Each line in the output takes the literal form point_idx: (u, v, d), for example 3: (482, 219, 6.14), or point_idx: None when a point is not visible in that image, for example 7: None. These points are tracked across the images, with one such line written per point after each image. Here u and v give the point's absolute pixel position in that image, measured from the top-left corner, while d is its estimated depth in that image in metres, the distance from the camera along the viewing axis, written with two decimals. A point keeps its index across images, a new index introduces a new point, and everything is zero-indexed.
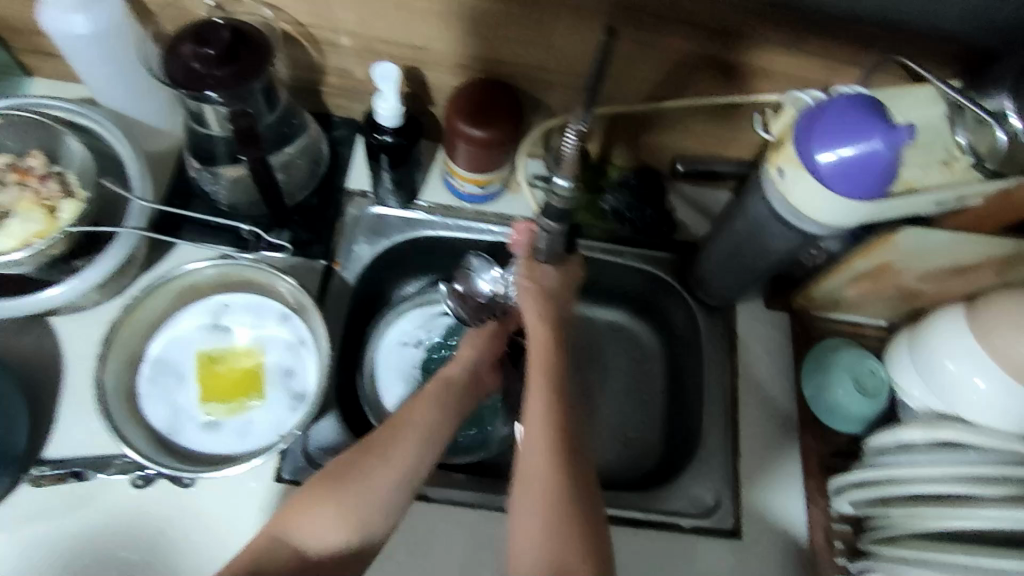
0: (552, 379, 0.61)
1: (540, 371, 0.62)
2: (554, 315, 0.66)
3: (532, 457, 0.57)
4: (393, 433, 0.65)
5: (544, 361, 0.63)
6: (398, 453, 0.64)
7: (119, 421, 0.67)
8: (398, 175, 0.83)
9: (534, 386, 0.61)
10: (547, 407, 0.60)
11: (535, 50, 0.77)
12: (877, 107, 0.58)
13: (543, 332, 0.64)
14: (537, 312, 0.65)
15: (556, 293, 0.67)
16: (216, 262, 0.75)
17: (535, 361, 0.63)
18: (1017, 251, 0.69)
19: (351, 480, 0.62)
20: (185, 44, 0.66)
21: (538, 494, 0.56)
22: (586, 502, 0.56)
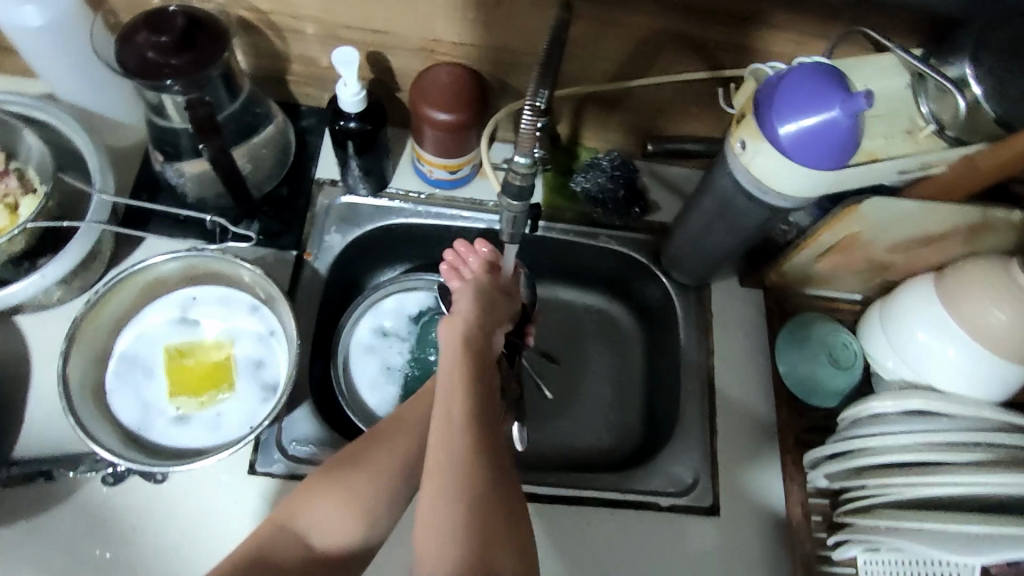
0: (469, 381, 0.59)
1: (457, 374, 0.60)
2: (481, 315, 0.67)
3: (441, 454, 0.54)
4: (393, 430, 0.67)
5: (461, 365, 0.61)
6: (400, 446, 0.66)
7: (85, 417, 0.67)
8: (365, 162, 0.82)
9: (449, 389, 0.59)
10: (463, 406, 0.57)
11: (499, 31, 0.76)
12: (837, 75, 0.57)
13: (464, 332, 0.64)
14: (462, 315, 0.66)
15: (487, 296, 0.70)
16: (180, 255, 0.73)
17: (452, 365, 0.61)
18: (980, 219, 0.69)
19: (355, 472, 0.64)
20: (139, 33, 0.65)
21: (445, 492, 0.52)
22: (498, 503, 0.53)
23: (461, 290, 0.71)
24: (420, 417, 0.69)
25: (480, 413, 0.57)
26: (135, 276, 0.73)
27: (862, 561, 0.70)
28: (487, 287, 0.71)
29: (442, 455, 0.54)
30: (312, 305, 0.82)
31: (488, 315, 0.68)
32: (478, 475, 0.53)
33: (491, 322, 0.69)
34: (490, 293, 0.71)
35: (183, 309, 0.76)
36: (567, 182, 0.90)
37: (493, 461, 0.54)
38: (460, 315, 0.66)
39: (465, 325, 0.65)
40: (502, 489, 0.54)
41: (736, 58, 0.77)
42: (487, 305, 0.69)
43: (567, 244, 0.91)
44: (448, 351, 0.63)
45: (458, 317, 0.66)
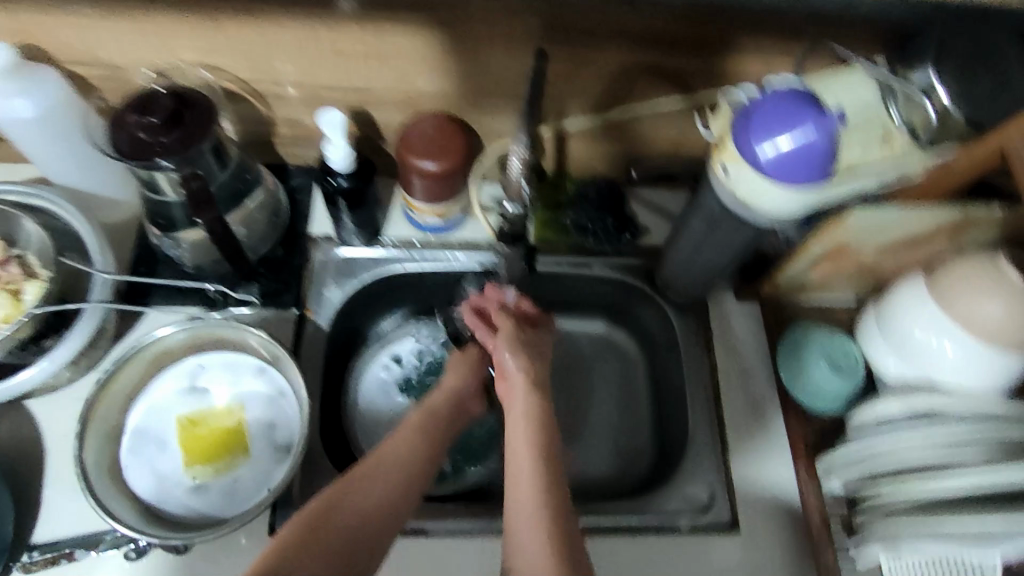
0: (532, 436, 0.61)
1: (523, 430, 0.62)
2: (534, 368, 0.68)
3: (522, 508, 0.57)
4: (383, 466, 0.64)
5: (526, 418, 0.63)
6: (388, 482, 0.63)
7: (105, 497, 0.67)
8: (358, 217, 0.84)
9: (518, 448, 0.61)
10: (532, 464, 0.59)
11: (477, 78, 0.79)
12: (812, 98, 0.60)
13: (522, 387, 0.66)
14: (514, 363, 0.68)
15: (534, 349, 0.71)
16: (184, 325, 0.74)
17: (517, 421, 0.63)
18: (963, 217, 0.71)
19: (341, 512, 0.59)
20: (128, 115, 0.67)
21: (530, 543, 0.54)
22: (574, 550, 0.54)
23: (497, 342, 0.71)
24: (403, 454, 0.66)
25: (549, 464, 0.59)
26: (142, 351, 0.74)
27: (888, 567, 0.70)
28: (533, 342, 0.72)
29: (522, 513, 0.56)
30: (316, 361, 0.82)
31: (535, 355, 0.70)
32: (558, 530, 0.55)
33: (538, 359, 0.71)
34: (533, 348, 0.71)
35: (191, 379, 0.77)
36: (557, 216, 0.92)
37: (566, 513, 0.57)
38: (518, 373, 0.67)
39: (523, 384, 0.66)
40: (575, 534, 0.56)
41: (708, 83, 0.80)
42: (539, 361, 0.70)
43: (560, 277, 0.92)
44: (519, 394, 0.65)
45: (517, 376, 0.67)
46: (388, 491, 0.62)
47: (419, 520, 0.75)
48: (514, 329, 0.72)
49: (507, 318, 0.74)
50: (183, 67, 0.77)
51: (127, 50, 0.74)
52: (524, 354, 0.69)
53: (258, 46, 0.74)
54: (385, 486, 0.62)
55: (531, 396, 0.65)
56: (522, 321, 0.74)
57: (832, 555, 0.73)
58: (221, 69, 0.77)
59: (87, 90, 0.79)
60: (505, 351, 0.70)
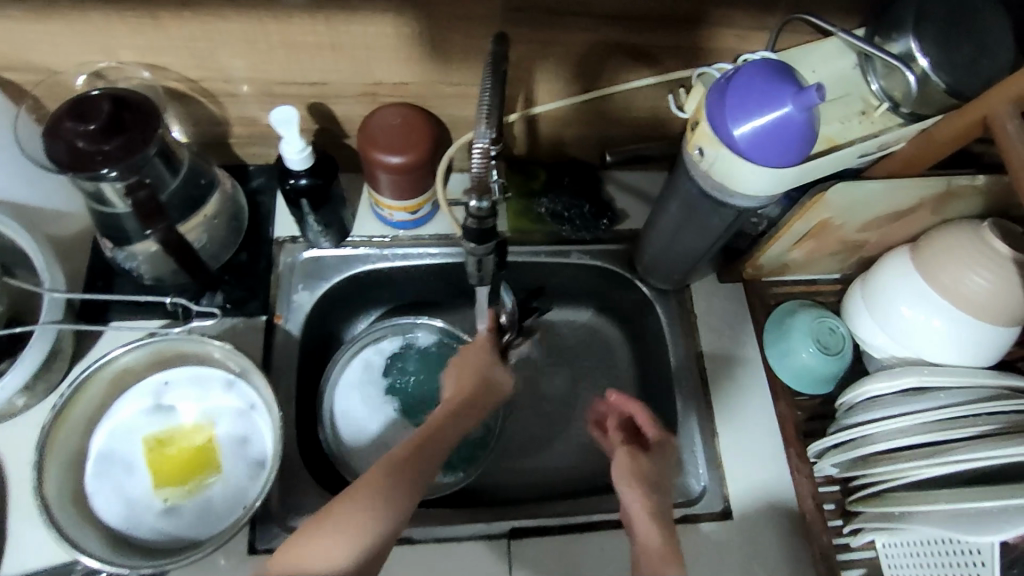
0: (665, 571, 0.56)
1: (654, 565, 0.57)
2: (659, 511, 0.62)
3: None
4: (390, 474, 0.60)
5: (664, 560, 0.57)
6: (387, 488, 0.59)
7: (68, 528, 0.63)
8: (323, 217, 0.80)
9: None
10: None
11: (438, 67, 0.75)
12: (786, 71, 0.57)
13: (652, 529, 0.60)
14: (643, 505, 0.62)
15: (655, 480, 0.65)
16: (142, 342, 0.70)
17: (646, 556, 0.58)
18: (946, 188, 0.69)
19: (328, 521, 0.56)
20: (64, 122, 0.63)
21: None
22: None
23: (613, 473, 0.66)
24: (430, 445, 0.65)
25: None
26: (99, 372, 0.69)
27: (882, 544, 0.70)
28: (653, 472, 0.66)
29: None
30: (289, 370, 0.79)
31: (658, 489, 0.65)
32: None
33: (661, 492, 0.65)
34: (653, 478, 0.65)
35: (157, 396, 0.73)
36: (531, 205, 0.89)
37: None
38: (639, 507, 0.62)
39: (646, 518, 0.61)
40: None
41: (680, 61, 0.77)
42: (659, 491, 0.65)
43: (539, 266, 0.89)
44: (648, 539, 0.59)
45: (640, 511, 0.61)
46: (409, 487, 0.61)
47: (404, 529, 0.73)
48: (634, 459, 0.66)
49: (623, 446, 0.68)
50: (124, 68, 0.72)
51: (60, 52, 0.69)
52: (645, 487, 0.64)
53: (202, 42, 0.69)
54: (378, 490, 0.59)
55: (656, 527, 0.60)
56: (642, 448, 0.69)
57: (828, 540, 0.72)
58: (166, 69, 0.72)
59: (20, 95, 0.74)
60: (625, 486, 0.64)
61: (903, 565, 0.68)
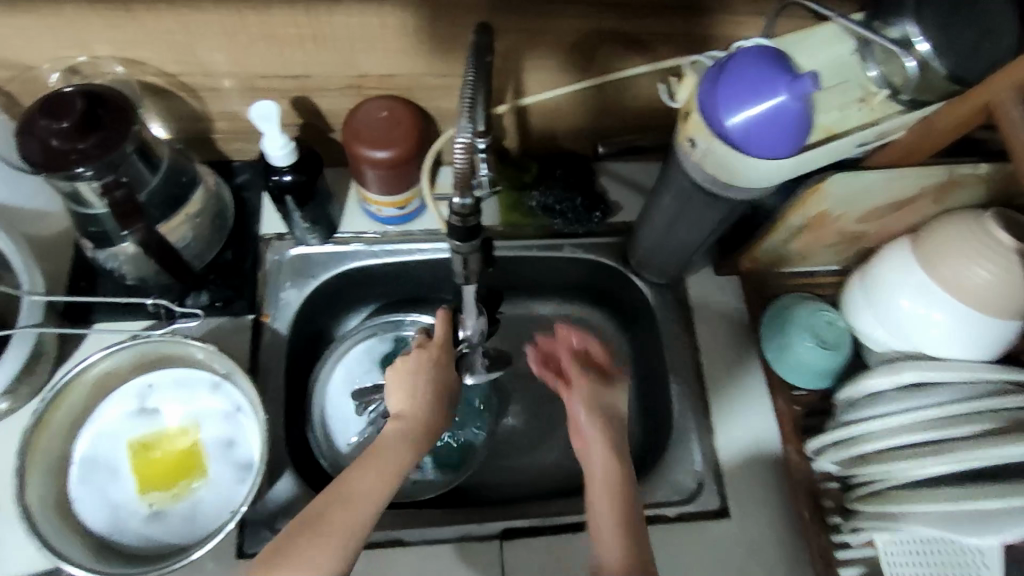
0: (615, 496, 0.59)
1: (603, 491, 0.60)
2: (615, 438, 0.64)
3: None
4: (336, 504, 0.57)
5: (617, 488, 0.60)
6: (336, 522, 0.55)
7: (51, 536, 0.62)
8: (310, 213, 0.78)
9: (604, 519, 0.58)
10: (615, 529, 0.57)
11: (424, 58, 0.73)
12: (781, 58, 0.55)
13: (608, 455, 0.62)
14: (597, 434, 0.64)
15: (608, 408, 0.67)
16: (124, 345, 0.69)
17: (595, 481, 0.61)
18: (948, 177, 0.66)
19: (284, 566, 0.53)
20: (37, 120, 0.61)
21: None
22: None
23: (569, 400, 0.68)
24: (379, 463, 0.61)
25: (628, 519, 0.58)
26: (81, 376, 0.68)
27: (882, 545, 0.66)
28: (609, 400, 0.67)
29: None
30: (277, 371, 0.78)
31: (614, 420, 0.66)
32: None
33: (615, 421, 0.66)
34: (608, 407, 0.67)
35: (141, 399, 0.72)
36: (522, 199, 0.87)
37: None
38: (593, 432, 0.64)
39: (599, 445, 0.63)
40: None
41: (673, 48, 0.74)
42: (614, 420, 0.66)
43: (529, 260, 0.88)
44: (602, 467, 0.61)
45: (594, 440, 0.63)
46: (367, 513, 0.57)
47: (396, 531, 0.72)
48: (588, 391, 0.67)
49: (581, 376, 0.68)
50: (100, 62, 0.70)
51: (33, 47, 0.67)
52: (603, 419, 0.65)
53: (179, 35, 0.67)
54: (336, 529, 0.55)
55: (608, 455, 0.62)
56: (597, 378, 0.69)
57: (827, 538, 0.71)
58: (143, 63, 0.70)
59: None
60: (583, 412, 0.66)
61: (904, 563, 0.65)
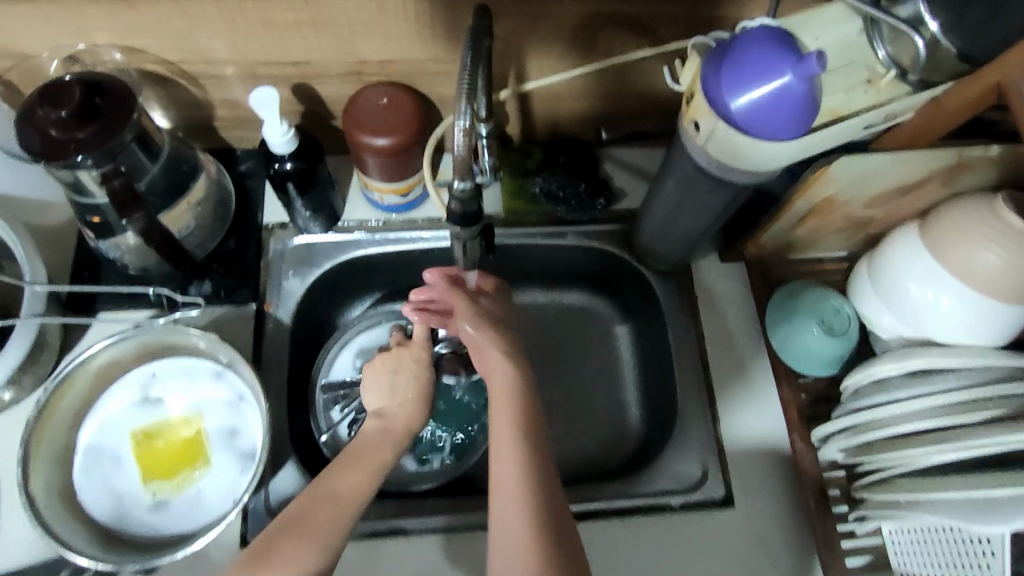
0: (518, 415, 0.60)
1: (507, 408, 0.61)
2: (507, 346, 0.65)
3: (505, 494, 0.56)
4: (320, 505, 0.59)
5: (511, 401, 0.61)
6: (320, 521, 0.57)
7: (56, 525, 0.63)
8: (311, 201, 0.78)
9: (500, 424, 0.60)
10: (517, 444, 0.58)
11: (424, 43, 0.72)
12: (786, 39, 0.54)
13: (500, 366, 0.64)
14: (487, 344, 0.65)
15: (496, 317, 0.68)
16: (126, 335, 0.69)
17: (500, 400, 0.62)
18: (957, 159, 0.65)
19: (271, 565, 0.54)
20: (35, 109, 0.61)
21: (510, 529, 0.54)
22: (562, 535, 0.54)
23: (457, 319, 0.67)
24: (366, 454, 0.64)
25: (533, 439, 0.59)
26: (84, 365, 0.68)
27: (888, 532, 0.68)
28: (494, 309, 0.68)
29: (509, 491, 0.56)
30: (280, 360, 0.77)
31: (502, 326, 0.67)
32: (540, 509, 0.55)
33: (503, 330, 0.67)
34: (495, 317, 0.68)
35: (144, 388, 0.72)
36: (525, 185, 0.86)
37: (545, 479, 0.57)
38: (489, 347, 0.65)
39: (499, 362, 0.64)
40: (566, 525, 0.55)
41: (677, 30, 0.73)
42: (506, 331, 0.67)
43: (532, 247, 0.87)
44: (495, 376, 0.63)
45: (493, 355, 0.64)
46: (352, 504, 0.60)
47: (397, 520, 0.72)
48: (471, 302, 0.67)
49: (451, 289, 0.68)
50: (100, 50, 0.70)
51: (33, 35, 0.67)
52: (491, 328, 0.66)
53: (177, 22, 0.67)
54: (321, 526, 0.57)
55: (510, 373, 0.63)
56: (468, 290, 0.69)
57: (832, 525, 0.70)
58: (143, 51, 0.70)
59: None
60: (466, 326, 0.66)
61: (910, 553, 0.66)
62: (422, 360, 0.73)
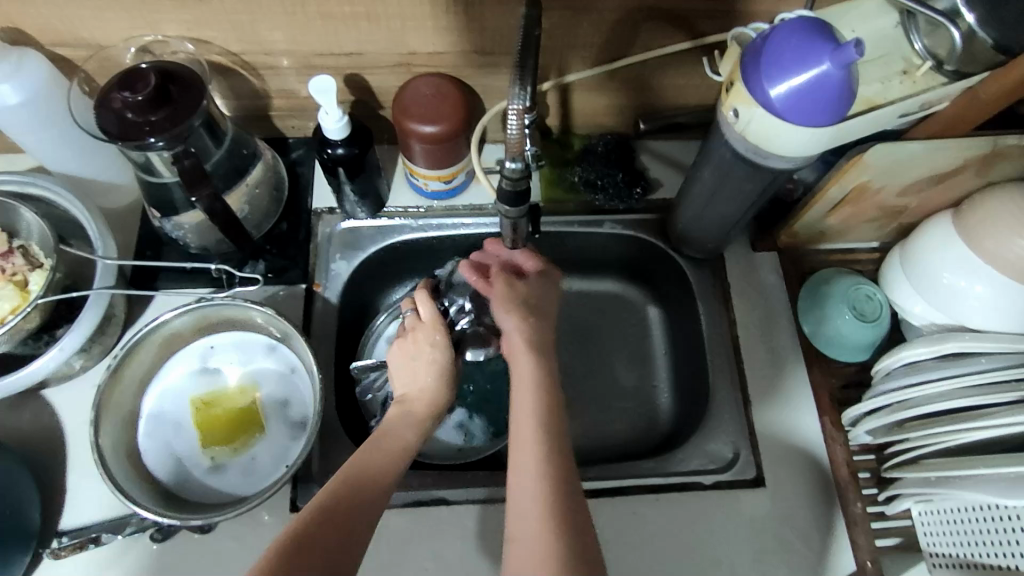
0: (538, 402, 0.62)
1: (529, 396, 0.63)
2: (534, 330, 0.68)
3: (525, 476, 0.58)
4: (356, 476, 0.61)
5: (533, 388, 0.64)
6: (359, 492, 0.60)
7: (123, 481, 0.67)
8: (360, 186, 0.81)
9: (521, 409, 0.63)
10: (537, 430, 0.61)
11: (471, 35, 0.75)
12: (825, 29, 0.56)
13: (523, 352, 0.66)
14: (513, 328, 0.68)
15: (529, 304, 0.70)
16: (189, 309, 0.73)
17: (522, 388, 0.64)
18: (993, 149, 0.66)
19: (320, 533, 0.55)
20: (114, 94, 0.65)
21: (525, 511, 0.57)
22: (579, 523, 0.56)
23: (495, 306, 0.70)
24: (396, 433, 0.67)
25: (553, 425, 0.61)
26: (150, 336, 0.73)
27: (917, 513, 0.70)
28: (527, 294, 0.71)
29: (528, 476, 0.58)
30: (328, 336, 0.81)
31: (532, 310, 0.70)
32: (556, 493, 0.57)
33: (535, 315, 0.70)
34: (528, 301, 0.70)
35: (202, 359, 0.77)
36: (563, 174, 0.89)
37: (564, 465, 0.59)
38: (515, 334, 0.67)
39: (523, 350, 0.66)
40: (582, 513, 0.57)
41: (715, 25, 0.76)
42: (539, 317, 0.70)
43: (571, 235, 0.90)
44: (521, 361, 0.66)
45: (517, 338, 0.67)
46: (383, 481, 0.62)
47: (440, 491, 0.76)
48: (512, 286, 0.71)
49: (499, 275, 0.72)
50: (169, 41, 0.74)
51: (109, 27, 0.72)
52: (521, 311, 0.69)
53: (242, 15, 0.71)
54: (360, 498, 0.60)
55: (531, 362, 0.65)
56: (521, 275, 0.73)
57: (861, 507, 0.72)
58: (209, 42, 0.74)
59: (70, 70, 0.77)
60: (498, 308, 0.70)
61: (939, 534, 0.68)
62: (435, 337, 0.74)
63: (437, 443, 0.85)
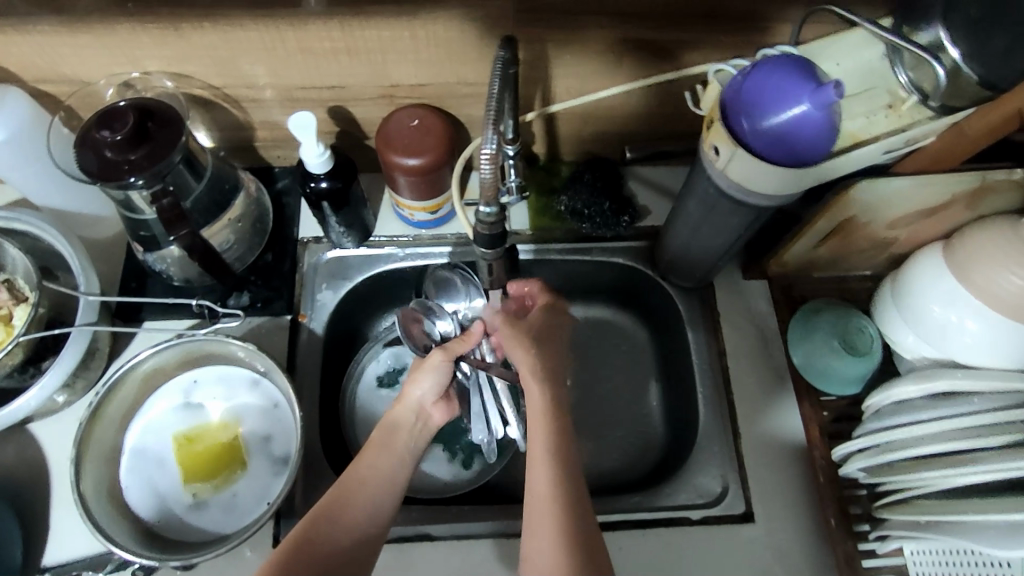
0: (547, 431, 0.63)
1: (539, 426, 0.63)
2: (541, 355, 0.68)
3: (538, 508, 0.59)
4: (351, 495, 0.65)
5: (541, 417, 0.64)
6: (357, 511, 0.64)
7: (103, 521, 0.66)
8: (345, 218, 0.81)
9: (533, 439, 0.63)
10: (549, 458, 0.61)
11: (452, 68, 0.75)
12: (802, 67, 0.55)
13: (532, 380, 0.66)
14: (523, 356, 0.67)
15: (533, 329, 0.70)
16: (171, 345, 0.73)
17: (533, 416, 0.64)
18: (980, 183, 0.66)
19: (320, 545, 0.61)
20: (93, 134, 0.65)
21: (542, 544, 0.57)
22: (594, 551, 0.57)
23: (503, 341, 0.69)
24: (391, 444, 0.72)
25: (563, 454, 0.61)
26: (131, 372, 0.72)
27: (910, 551, 0.69)
28: (536, 322, 0.71)
29: (542, 510, 0.59)
30: (313, 368, 0.81)
31: (541, 335, 0.69)
32: (567, 522, 0.58)
33: (542, 340, 0.69)
34: (536, 330, 0.70)
35: (185, 394, 0.77)
36: (551, 202, 0.89)
37: (575, 493, 0.59)
38: (522, 361, 0.67)
39: (531, 376, 0.66)
40: (594, 538, 0.58)
41: (699, 54, 0.75)
42: (545, 342, 0.69)
43: (562, 263, 0.89)
44: (531, 387, 0.66)
45: (524, 365, 0.66)
46: (383, 487, 0.67)
47: (426, 526, 0.75)
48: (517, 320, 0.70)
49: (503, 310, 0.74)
50: (149, 77, 0.74)
51: (90, 64, 0.72)
52: (528, 340, 0.68)
53: (221, 51, 0.70)
54: (361, 507, 0.65)
55: (540, 389, 0.65)
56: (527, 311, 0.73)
57: (854, 544, 0.70)
58: (190, 77, 0.74)
59: (53, 106, 0.77)
60: (507, 343, 0.69)
61: None
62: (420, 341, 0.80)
63: (427, 477, 0.85)
